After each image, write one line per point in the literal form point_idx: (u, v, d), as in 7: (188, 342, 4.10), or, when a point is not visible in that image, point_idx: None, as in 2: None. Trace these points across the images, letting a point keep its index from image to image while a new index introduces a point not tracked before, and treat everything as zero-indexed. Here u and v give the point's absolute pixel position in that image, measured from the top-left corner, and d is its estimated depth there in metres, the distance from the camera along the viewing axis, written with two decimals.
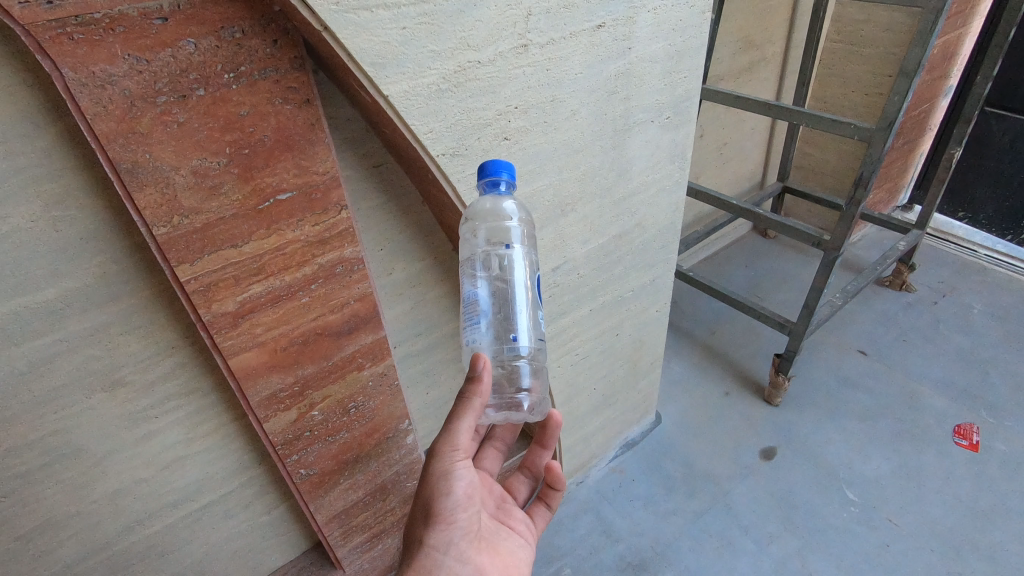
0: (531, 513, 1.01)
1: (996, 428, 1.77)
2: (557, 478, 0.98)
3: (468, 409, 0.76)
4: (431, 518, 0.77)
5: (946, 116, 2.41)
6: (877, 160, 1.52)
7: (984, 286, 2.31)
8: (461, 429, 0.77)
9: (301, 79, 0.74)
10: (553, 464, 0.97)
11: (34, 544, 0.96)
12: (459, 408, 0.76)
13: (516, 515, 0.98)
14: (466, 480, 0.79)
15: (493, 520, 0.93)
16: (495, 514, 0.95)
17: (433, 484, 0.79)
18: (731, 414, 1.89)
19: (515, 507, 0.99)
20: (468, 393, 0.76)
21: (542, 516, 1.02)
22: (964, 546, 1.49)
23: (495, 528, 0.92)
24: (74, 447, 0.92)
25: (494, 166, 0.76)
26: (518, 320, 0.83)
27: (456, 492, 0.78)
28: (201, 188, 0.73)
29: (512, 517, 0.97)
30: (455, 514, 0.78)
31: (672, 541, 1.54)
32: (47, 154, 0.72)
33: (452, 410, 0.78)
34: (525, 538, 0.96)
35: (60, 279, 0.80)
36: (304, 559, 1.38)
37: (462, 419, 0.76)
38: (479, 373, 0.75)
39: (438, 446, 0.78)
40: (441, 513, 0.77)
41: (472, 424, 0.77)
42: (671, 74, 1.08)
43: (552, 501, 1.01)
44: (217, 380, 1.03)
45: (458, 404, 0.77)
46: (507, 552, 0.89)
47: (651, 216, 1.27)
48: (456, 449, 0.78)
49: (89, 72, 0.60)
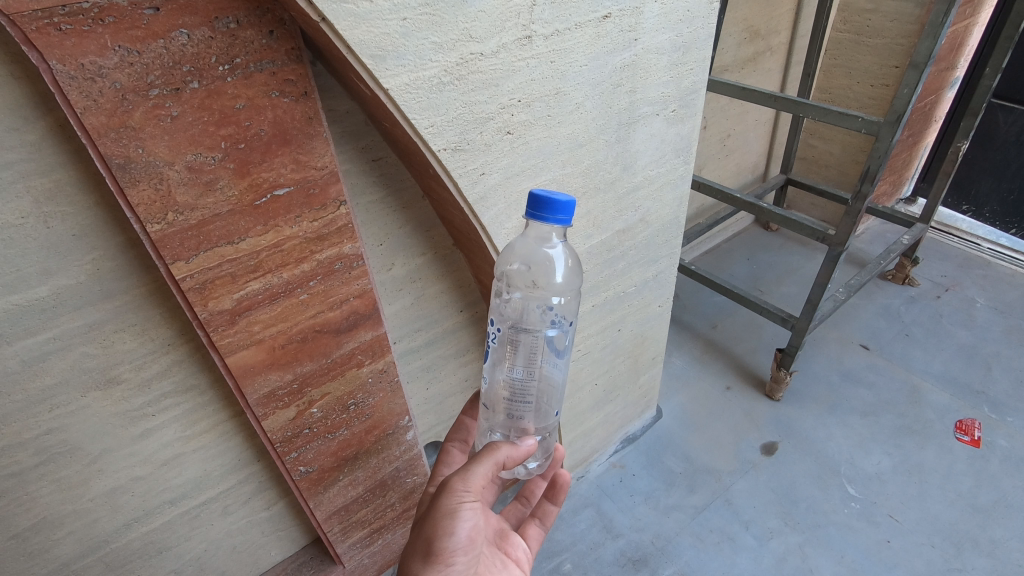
0: (526, 535, 1.00)
1: (998, 423, 1.77)
2: (562, 490, 0.99)
3: (490, 458, 0.76)
4: (430, 556, 0.74)
5: (952, 108, 2.38)
6: (885, 153, 1.49)
7: (986, 280, 2.30)
8: (479, 473, 0.75)
9: (298, 72, 0.72)
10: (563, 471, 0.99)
11: (30, 542, 0.95)
12: (483, 456, 0.77)
13: (512, 541, 0.95)
14: (471, 526, 0.74)
15: (490, 547, 0.90)
16: (493, 539, 0.92)
17: (435, 519, 0.74)
18: (732, 409, 1.88)
19: (511, 532, 0.97)
20: (494, 443, 0.78)
21: (536, 535, 1.01)
22: (965, 542, 1.49)
23: (489, 556, 0.88)
24: (70, 445, 0.91)
25: (552, 202, 0.71)
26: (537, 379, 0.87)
27: (459, 534, 0.74)
28: (196, 184, 0.71)
29: (508, 543, 0.94)
30: (454, 556, 0.75)
31: (673, 537, 1.54)
32: (37, 149, 0.70)
33: (475, 453, 0.77)
34: (520, 568, 0.93)
35: (52, 276, 0.78)
36: (304, 554, 1.38)
37: (478, 466, 0.75)
38: (524, 447, 0.80)
39: (450, 482, 0.75)
40: (441, 553, 0.74)
41: (488, 472, 0.76)
42: (678, 66, 1.05)
43: (546, 519, 1.01)
44: (215, 377, 1.01)
45: (483, 450, 0.77)
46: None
47: (655, 211, 1.25)
48: (467, 491, 0.74)
49: (78, 64, 0.58)
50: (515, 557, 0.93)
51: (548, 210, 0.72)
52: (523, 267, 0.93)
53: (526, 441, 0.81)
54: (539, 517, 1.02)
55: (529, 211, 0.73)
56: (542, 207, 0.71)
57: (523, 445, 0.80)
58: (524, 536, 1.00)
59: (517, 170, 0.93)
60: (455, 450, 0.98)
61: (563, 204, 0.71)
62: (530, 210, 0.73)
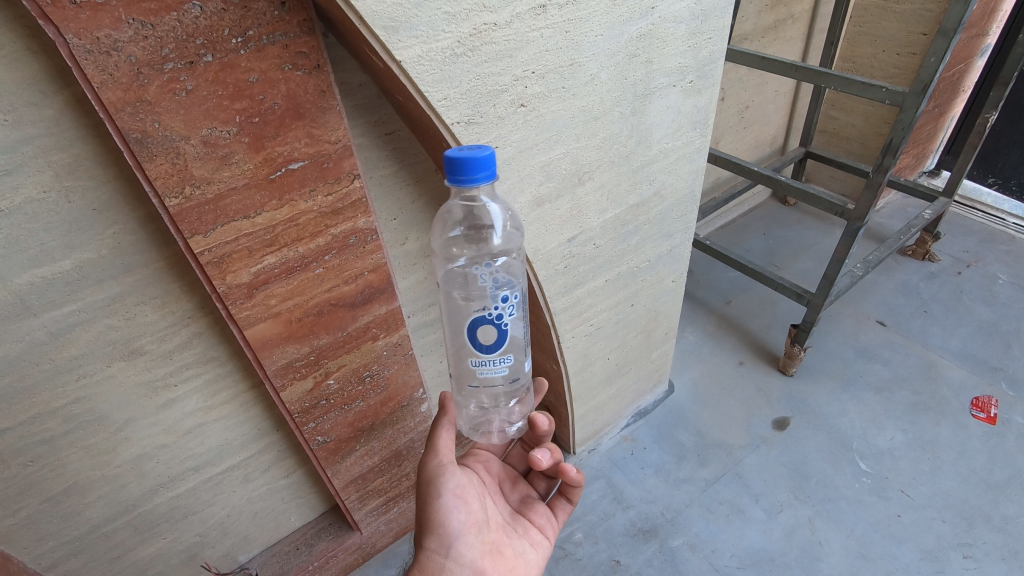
0: (552, 507, 1.02)
1: (1015, 401, 1.75)
2: (574, 478, 0.95)
3: (446, 421, 0.83)
4: (427, 524, 0.81)
5: (982, 76, 2.30)
6: (909, 125, 1.44)
7: (1010, 256, 2.25)
8: (444, 442, 0.83)
9: (311, 44, 0.71)
10: (569, 466, 0.94)
11: (62, 505, 0.99)
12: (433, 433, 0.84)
13: (537, 509, 0.99)
14: (455, 483, 0.83)
15: (511, 516, 0.95)
16: (514, 509, 0.98)
17: (424, 490, 0.83)
18: (744, 384, 1.88)
19: (537, 500, 1.01)
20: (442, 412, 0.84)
21: (564, 508, 1.02)
22: (977, 517, 1.49)
23: (508, 526, 0.93)
24: (97, 414, 0.94)
25: (471, 161, 0.65)
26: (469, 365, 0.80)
27: (445, 494, 0.82)
28: (212, 158, 0.71)
29: (531, 510, 0.98)
30: (451, 518, 0.81)
31: (682, 509, 1.56)
32: (56, 123, 0.71)
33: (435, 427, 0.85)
34: (543, 536, 0.97)
35: (74, 250, 0.79)
36: (322, 520, 1.42)
37: (440, 429, 0.83)
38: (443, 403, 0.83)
39: (425, 457, 0.85)
40: (435, 517, 0.81)
41: (450, 434, 0.84)
42: (696, 35, 1.02)
43: (572, 495, 1.00)
44: (234, 349, 1.03)
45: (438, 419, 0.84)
46: (514, 554, 0.89)
47: (671, 185, 1.23)
48: (441, 457, 0.83)
49: (94, 37, 0.58)
50: (536, 525, 0.97)
51: (471, 171, 0.66)
52: (459, 228, 0.90)
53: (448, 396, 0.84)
54: (564, 493, 1.01)
55: (451, 181, 0.67)
56: (464, 171, 0.65)
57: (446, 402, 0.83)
58: (551, 508, 1.02)
59: (530, 143, 0.92)
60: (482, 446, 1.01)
61: (484, 160, 0.66)
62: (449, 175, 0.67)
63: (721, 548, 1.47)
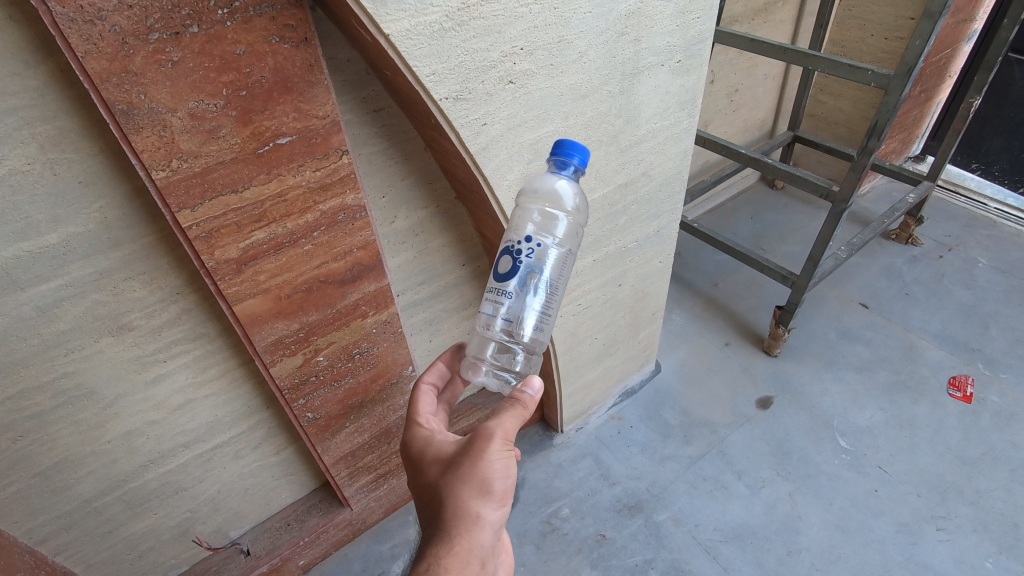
0: None
1: (991, 380, 1.80)
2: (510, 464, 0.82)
3: (523, 408, 0.75)
4: (481, 500, 0.67)
5: (968, 61, 2.32)
6: (893, 108, 1.45)
7: (991, 240, 2.29)
8: (513, 421, 0.73)
9: (298, 16, 0.70)
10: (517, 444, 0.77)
11: (53, 480, 1.00)
12: (505, 405, 0.74)
13: None
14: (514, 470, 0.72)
15: None
16: None
17: (485, 466, 0.68)
18: (730, 364, 1.91)
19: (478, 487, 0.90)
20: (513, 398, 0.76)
21: None
22: (950, 491, 1.54)
23: None
24: (87, 388, 0.95)
25: (571, 146, 0.83)
26: (526, 319, 0.81)
27: (507, 478, 0.69)
28: (199, 132, 0.71)
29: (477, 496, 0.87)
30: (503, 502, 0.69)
31: (667, 485, 1.59)
32: (40, 95, 0.70)
33: (497, 408, 0.74)
34: None
35: (61, 224, 0.79)
36: (313, 497, 1.44)
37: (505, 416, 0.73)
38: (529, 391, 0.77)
39: (489, 433, 0.71)
40: (493, 497, 0.68)
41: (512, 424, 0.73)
42: (685, 14, 1.03)
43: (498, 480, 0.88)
44: (223, 326, 1.04)
45: (507, 406, 0.74)
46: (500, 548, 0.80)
47: (659, 165, 1.24)
48: (507, 437, 0.72)
49: (77, 6, 0.57)
50: None
51: (567, 153, 0.83)
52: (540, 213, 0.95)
53: (527, 385, 0.77)
54: None
55: (551, 156, 0.85)
56: (563, 150, 0.83)
57: (526, 393, 0.76)
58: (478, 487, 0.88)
59: (519, 121, 0.92)
60: (424, 395, 0.85)
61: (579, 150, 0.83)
62: (553, 151, 0.84)
63: (704, 522, 1.51)
